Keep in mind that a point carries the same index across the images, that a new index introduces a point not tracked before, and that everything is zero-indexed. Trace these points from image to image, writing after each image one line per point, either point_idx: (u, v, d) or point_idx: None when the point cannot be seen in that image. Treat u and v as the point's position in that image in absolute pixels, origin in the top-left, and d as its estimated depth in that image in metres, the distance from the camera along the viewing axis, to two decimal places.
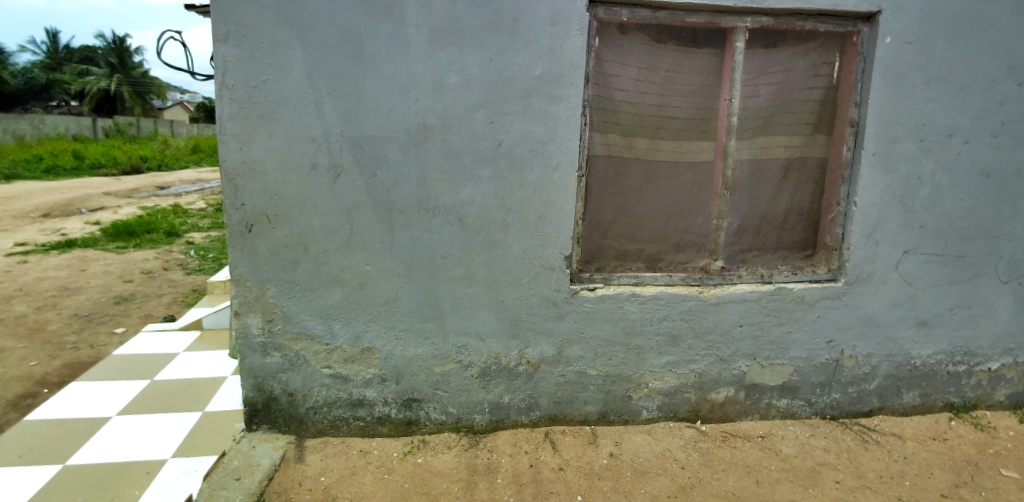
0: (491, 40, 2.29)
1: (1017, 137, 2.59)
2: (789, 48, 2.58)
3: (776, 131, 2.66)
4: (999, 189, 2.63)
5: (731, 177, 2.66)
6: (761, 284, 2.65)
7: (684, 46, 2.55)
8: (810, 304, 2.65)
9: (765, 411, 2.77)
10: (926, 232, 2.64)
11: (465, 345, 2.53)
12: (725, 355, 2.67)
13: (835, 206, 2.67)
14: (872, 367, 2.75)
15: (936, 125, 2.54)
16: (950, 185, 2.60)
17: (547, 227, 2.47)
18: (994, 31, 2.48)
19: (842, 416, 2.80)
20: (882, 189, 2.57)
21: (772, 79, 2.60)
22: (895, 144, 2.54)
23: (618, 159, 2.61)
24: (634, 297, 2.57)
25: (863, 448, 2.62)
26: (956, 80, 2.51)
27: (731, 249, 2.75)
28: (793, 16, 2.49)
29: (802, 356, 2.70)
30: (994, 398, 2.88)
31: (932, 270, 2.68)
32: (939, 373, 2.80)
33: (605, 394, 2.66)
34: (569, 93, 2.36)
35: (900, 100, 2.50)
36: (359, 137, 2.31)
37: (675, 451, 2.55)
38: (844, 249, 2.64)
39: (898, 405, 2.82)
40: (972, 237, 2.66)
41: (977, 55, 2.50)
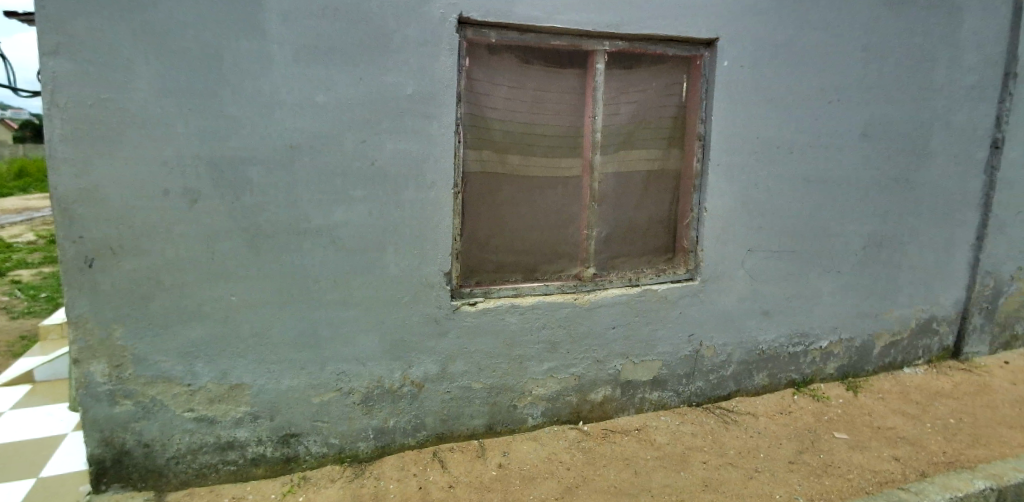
0: (360, 59, 2.26)
1: (829, 146, 3.02)
2: (643, 70, 2.81)
3: (635, 146, 2.89)
4: (818, 192, 3.04)
5: (597, 189, 2.85)
6: (629, 287, 2.85)
7: (550, 67, 2.68)
8: (672, 303, 2.89)
9: (639, 405, 2.95)
10: (764, 232, 2.98)
11: (344, 371, 2.44)
12: (600, 357, 2.82)
13: (689, 213, 2.94)
14: (727, 354, 3.04)
15: (767, 138, 2.89)
16: (780, 190, 2.97)
17: (425, 245, 2.47)
18: (807, 57, 2.88)
19: (705, 402, 3.07)
20: (726, 195, 2.88)
21: (629, 99, 2.83)
22: (734, 155, 2.85)
23: (492, 174, 2.67)
24: (514, 308, 2.64)
25: (724, 429, 2.88)
26: (781, 98, 2.87)
27: (601, 256, 2.92)
28: (645, 41, 2.72)
29: (668, 350, 2.93)
30: (826, 372, 3.29)
31: (770, 264, 3.03)
32: (781, 354, 3.16)
33: (491, 406, 2.70)
34: (441, 111, 2.39)
35: (737, 116, 2.82)
36: (220, 158, 2.16)
37: (560, 454, 2.65)
38: (698, 251, 2.91)
39: (751, 386, 3.14)
40: (800, 234, 3.05)
41: (797, 76, 2.88)
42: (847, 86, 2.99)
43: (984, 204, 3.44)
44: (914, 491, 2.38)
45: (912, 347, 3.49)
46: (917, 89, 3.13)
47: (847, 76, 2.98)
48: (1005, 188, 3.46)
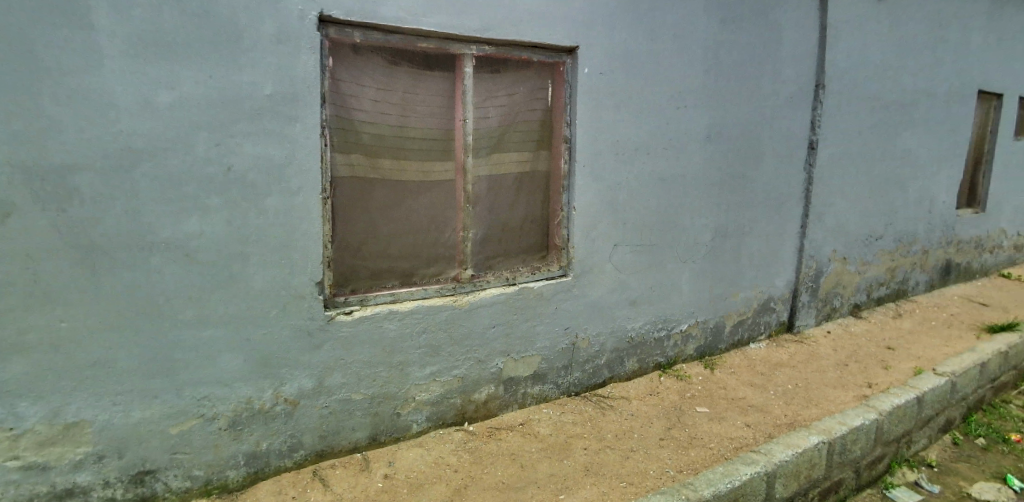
0: (209, 55, 2.06)
1: (680, 147, 3.31)
2: (510, 74, 2.90)
3: (505, 148, 2.96)
4: (672, 189, 3.33)
5: (471, 191, 2.88)
6: (506, 286, 2.91)
7: (418, 70, 2.67)
8: (548, 299, 3.00)
9: (522, 400, 3.03)
10: (627, 227, 3.20)
11: (206, 397, 2.23)
12: (482, 357, 2.86)
13: (560, 212, 3.07)
14: (600, 344, 3.22)
15: (626, 140, 3.10)
16: (640, 188, 3.20)
17: (293, 253, 2.35)
18: (656, 65, 3.13)
19: (583, 391, 3.22)
20: (593, 194, 3.05)
21: (497, 102, 2.89)
22: (598, 156, 3.03)
23: (363, 179, 2.60)
24: (392, 314, 2.59)
25: (601, 414, 3.05)
26: (636, 103, 3.10)
27: (478, 257, 2.96)
28: (511, 46, 2.80)
29: (546, 345, 3.03)
30: (687, 353, 3.61)
31: (634, 257, 3.26)
32: (648, 340, 3.41)
33: (372, 417, 2.62)
34: (304, 113, 2.29)
35: (599, 120, 3.00)
36: (39, 163, 1.83)
37: (446, 457, 2.64)
38: (570, 248, 3.05)
39: (623, 372, 3.35)
40: (659, 228, 3.32)
41: (649, 83, 3.12)
42: (693, 93, 3.29)
43: (804, 197, 3.98)
44: (763, 451, 2.64)
45: (756, 324, 3.93)
46: (749, 96, 3.53)
47: (692, 84, 3.28)
48: (819, 182, 4.02)
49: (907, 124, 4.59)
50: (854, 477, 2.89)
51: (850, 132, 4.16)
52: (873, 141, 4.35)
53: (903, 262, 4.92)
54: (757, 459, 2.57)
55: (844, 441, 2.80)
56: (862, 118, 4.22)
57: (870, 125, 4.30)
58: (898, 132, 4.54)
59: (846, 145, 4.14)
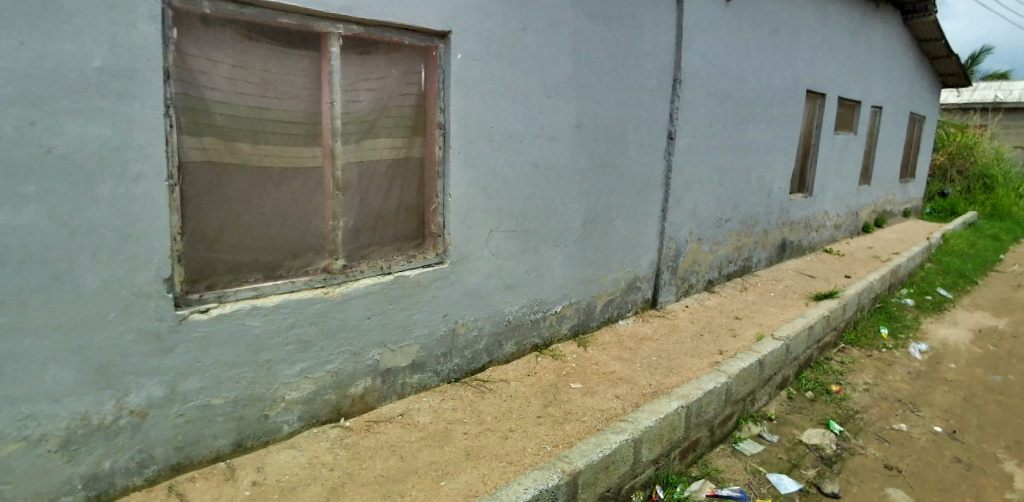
0: (16, 18, 1.75)
1: (551, 135, 3.40)
2: (382, 56, 2.75)
3: (378, 133, 2.82)
4: (545, 176, 3.42)
5: (341, 178, 2.72)
6: (381, 275, 2.83)
7: (278, 47, 2.45)
8: (424, 287, 2.96)
9: (400, 391, 2.99)
10: (503, 214, 3.24)
11: (30, 416, 1.92)
12: (357, 349, 2.76)
13: (435, 199, 3.01)
14: (479, 329, 3.26)
15: (500, 128, 3.13)
16: (514, 175, 3.26)
17: (135, 248, 2.08)
18: (529, 54, 3.18)
19: (463, 376, 3.24)
20: (467, 181, 3.05)
21: (368, 85, 2.74)
22: (472, 143, 3.03)
23: (217, 164, 2.35)
24: (255, 311, 2.41)
25: (480, 398, 3.09)
26: (509, 90, 3.13)
27: (350, 246, 2.82)
28: (381, 27, 2.67)
29: (424, 333, 3.00)
30: (562, 333, 3.76)
31: (509, 242, 3.32)
32: (525, 323, 3.51)
33: (237, 421, 2.44)
34: (143, 90, 2.03)
35: (472, 106, 2.99)
36: None
37: (322, 456, 2.53)
38: (446, 235, 3.03)
39: (502, 355, 3.42)
40: (533, 213, 3.41)
41: (522, 71, 3.16)
42: (563, 83, 3.39)
43: (664, 183, 4.29)
44: (630, 419, 2.83)
45: (624, 302, 4.20)
46: (614, 87, 3.72)
47: (562, 73, 3.38)
48: (677, 169, 4.35)
49: (749, 118, 5.11)
50: (709, 436, 3.20)
51: (703, 123, 4.54)
52: (722, 132, 4.79)
53: (747, 241, 5.50)
54: (625, 427, 2.75)
55: (700, 403, 3.08)
56: (713, 111, 4.62)
57: (719, 117, 4.73)
58: (742, 124, 5.03)
59: (699, 136, 4.52)
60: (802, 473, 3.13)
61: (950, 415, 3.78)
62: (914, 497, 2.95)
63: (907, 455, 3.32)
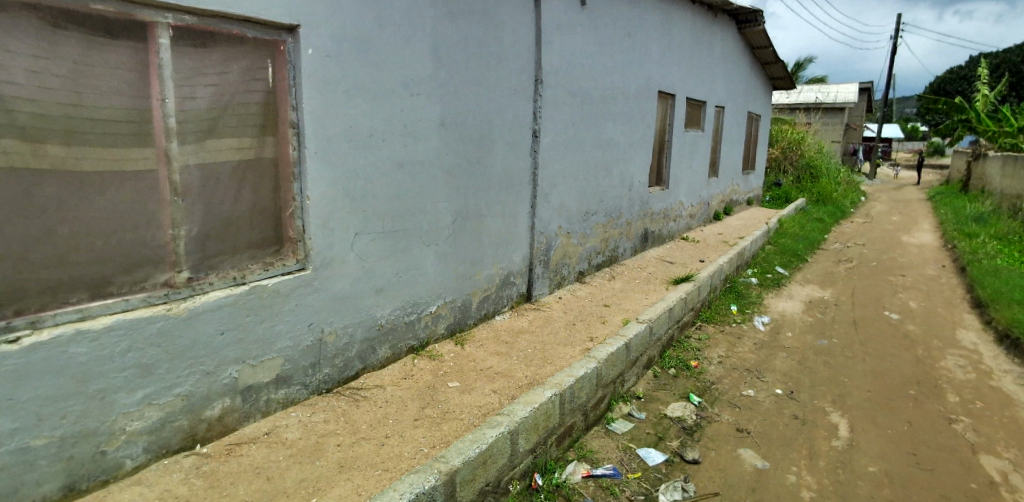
0: None
1: (416, 134, 3.36)
2: (222, 49, 2.51)
3: (221, 133, 2.56)
4: (411, 175, 3.38)
5: (179, 182, 2.43)
6: (234, 286, 2.61)
7: (93, 37, 2.14)
8: (285, 296, 2.78)
9: (265, 408, 2.80)
10: (368, 215, 3.15)
11: None
12: (210, 368, 2.53)
13: (291, 202, 2.84)
14: (349, 336, 3.14)
15: (359, 127, 3.03)
16: (378, 175, 3.17)
17: None
18: (387, 51, 3.10)
19: (334, 386, 3.11)
20: (327, 183, 2.92)
21: (207, 81, 2.49)
22: (330, 143, 2.90)
23: (17, 169, 2.00)
24: (81, 336, 2.11)
25: (354, 407, 2.99)
26: (368, 89, 3.04)
27: (195, 258, 2.53)
28: (218, 19, 2.45)
29: (288, 345, 2.83)
30: (438, 333, 3.74)
31: (377, 244, 3.23)
32: (399, 325, 3.44)
33: (65, 463, 2.13)
34: None
35: (328, 105, 2.86)
36: None
37: (175, 489, 2.29)
38: (306, 239, 2.87)
39: (376, 361, 3.33)
40: (401, 214, 3.34)
41: (381, 69, 3.09)
42: (425, 81, 3.36)
43: (532, 180, 4.42)
44: (506, 412, 2.87)
45: (499, 298, 4.27)
46: (477, 86, 3.76)
47: (423, 72, 3.34)
48: (543, 166, 4.51)
49: (608, 116, 5.42)
50: (583, 420, 3.34)
51: (565, 121, 4.74)
52: (584, 130, 5.04)
53: (613, 232, 5.84)
54: (501, 421, 2.79)
55: (572, 390, 3.20)
56: (574, 110, 4.84)
57: (581, 116, 4.96)
58: (602, 122, 5.33)
59: (563, 134, 4.72)
60: (667, 445, 3.38)
61: (787, 378, 4.28)
62: (760, 454, 3.30)
63: (754, 417, 3.70)
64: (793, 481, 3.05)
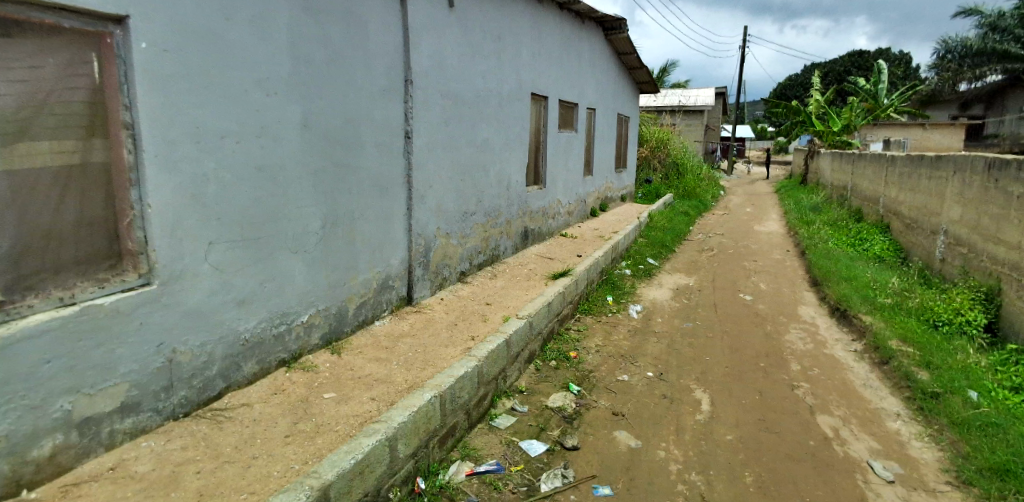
0: None
1: (274, 136, 3.18)
2: (30, 41, 2.20)
3: (35, 135, 2.24)
4: (271, 180, 3.20)
5: None
6: (60, 308, 2.29)
7: None
8: (127, 315, 2.50)
9: (109, 441, 2.50)
10: (223, 223, 2.93)
11: None
12: (35, 403, 2.20)
13: (129, 211, 2.55)
14: (208, 354, 2.90)
15: (208, 128, 2.81)
16: (233, 180, 2.97)
17: None
18: (236, 48, 2.91)
19: (193, 410, 2.86)
20: (172, 189, 2.67)
21: (13, 76, 2.16)
22: (174, 146, 2.65)
23: None
24: None
25: (217, 430, 2.76)
26: (216, 87, 2.83)
27: (8, 277, 2.18)
28: (22, 6, 2.15)
29: (133, 369, 2.55)
30: (311, 343, 3.57)
31: (235, 254, 3.02)
32: (266, 339, 3.24)
33: None
34: None
35: (169, 104, 2.62)
36: None
37: None
38: (150, 252, 2.60)
39: (241, 378, 3.11)
40: (261, 221, 3.16)
41: (230, 66, 2.89)
42: (282, 80, 3.20)
43: (406, 181, 4.39)
44: (383, 419, 2.81)
45: (377, 303, 4.17)
46: (341, 87, 3.64)
47: (279, 70, 3.18)
48: (417, 167, 4.49)
49: (481, 117, 5.51)
50: (465, 418, 3.36)
51: (438, 122, 4.76)
52: (457, 130, 5.09)
53: (493, 231, 5.94)
54: (378, 428, 2.72)
55: (452, 390, 3.21)
56: (447, 110, 4.87)
57: (453, 117, 5.01)
58: (475, 123, 5.41)
59: (436, 135, 4.73)
60: (548, 434, 3.48)
61: (657, 361, 4.59)
62: (633, 434, 3.50)
63: (628, 401, 3.92)
64: (662, 456, 3.27)
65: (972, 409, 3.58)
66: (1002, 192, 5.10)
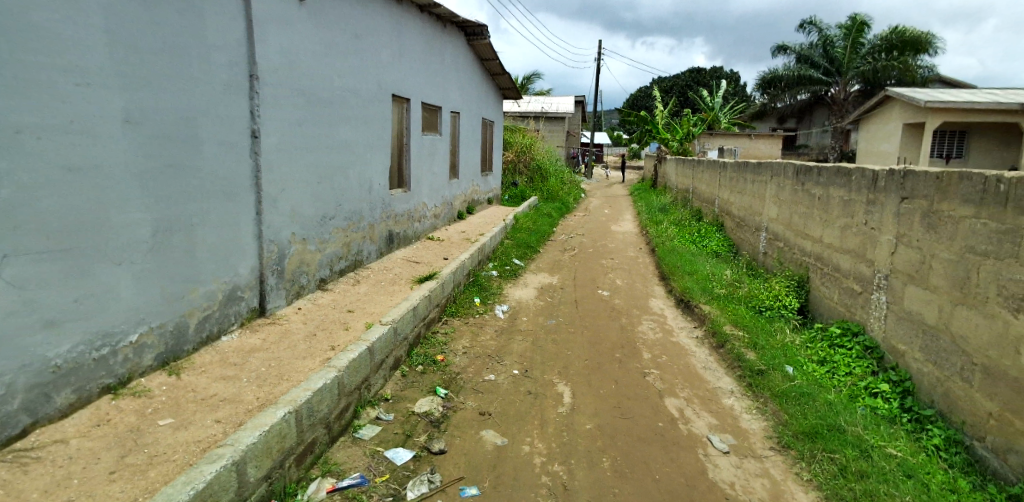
0: None
1: (89, 132, 2.78)
2: None
3: None
4: (87, 182, 2.79)
5: None
6: None
7: None
8: None
9: None
10: (23, 232, 2.50)
11: None
12: None
13: None
14: (6, 386, 2.45)
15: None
16: (35, 183, 2.54)
17: None
18: (36, 29, 2.49)
19: None
20: None
21: None
22: None
23: None
24: None
25: (21, 473, 2.33)
26: (10, 74, 2.40)
27: None
28: None
29: None
30: (143, 365, 3.18)
31: (41, 268, 2.59)
32: (84, 364, 2.82)
33: None
34: None
35: None
36: None
37: None
38: None
39: (52, 411, 2.67)
40: (75, 229, 2.74)
41: (28, 50, 2.47)
42: (98, 69, 2.81)
43: (254, 183, 4.09)
44: (229, 442, 2.57)
45: (224, 317, 3.83)
46: (173, 79, 3.29)
47: (94, 58, 2.79)
48: (266, 169, 4.20)
49: (339, 117, 5.32)
50: (326, 433, 3.20)
51: (290, 121, 4.50)
52: (312, 131, 4.85)
53: (354, 236, 5.75)
54: (223, 453, 2.48)
55: (310, 404, 3.03)
56: (299, 109, 4.62)
57: (308, 116, 4.77)
58: (332, 123, 5.21)
59: (287, 134, 4.47)
60: (415, 441, 3.43)
61: (522, 358, 4.73)
62: (500, 432, 3.57)
63: (495, 400, 3.99)
64: (526, 450, 3.36)
65: (788, 382, 4.13)
66: (807, 194, 5.96)
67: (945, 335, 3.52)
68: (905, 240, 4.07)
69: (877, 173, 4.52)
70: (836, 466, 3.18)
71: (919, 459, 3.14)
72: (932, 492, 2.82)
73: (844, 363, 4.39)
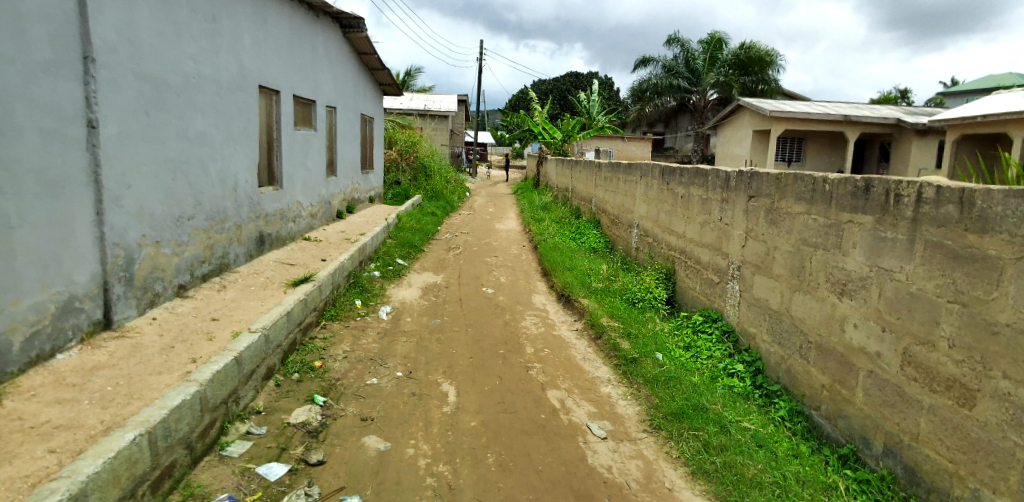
0: None
1: None
2: None
3: None
4: None
5: None
6: None
7: None
8: None
9: None
10: None
11: None
12: None
13: None
14: None
15: None
16: None
17: None
18: None
19: None
20: None
21: None
22: None
23: None
24: None
25: None
26: None
27: None
28: None
29: None
30: None
31: None
32: None
33: None
34: None
35: None
36: None
37: None
38: None
39: None
40: None
41: None
42: None
43: (91, 179, 3.60)
44: (65, 474, 2.25)
45: (58, 333, 3.34)
46: None
47: None
48: (106, 163, 3.72)
49: (194, 107, 4.86)
50: (187, 454, 2.91)
51: (133, 111, 4.02)
52: (161, 122, 4.38)
53: (218, 237, 5.31)
54: (56, 487, 2.16)
55: (165, 424, 2.74)
56: (145, 97, 4.15)
57: (155, 106, 4.30)
58: (186, 114, 4.75)
59: (130, 125, 3.99)
60: (290, 454, 3.24)
61: (406, 360, 4.65)
62: (382, 437, 3.47)
63: (377, 404, 3.89)
64: (410, 453, 3.30)
65: (658, 368, 4.45)
66: (671, 192, 6.45)
67: (787, 318, 3.98)
68: (753, 234, 4.54)
69: (728, 175, 5.00)
70: (700, 442, 3.46)
71: (768, 430, 3.52)
72: (779, 458, 3.18)
73: (706, 346, 4.81)
